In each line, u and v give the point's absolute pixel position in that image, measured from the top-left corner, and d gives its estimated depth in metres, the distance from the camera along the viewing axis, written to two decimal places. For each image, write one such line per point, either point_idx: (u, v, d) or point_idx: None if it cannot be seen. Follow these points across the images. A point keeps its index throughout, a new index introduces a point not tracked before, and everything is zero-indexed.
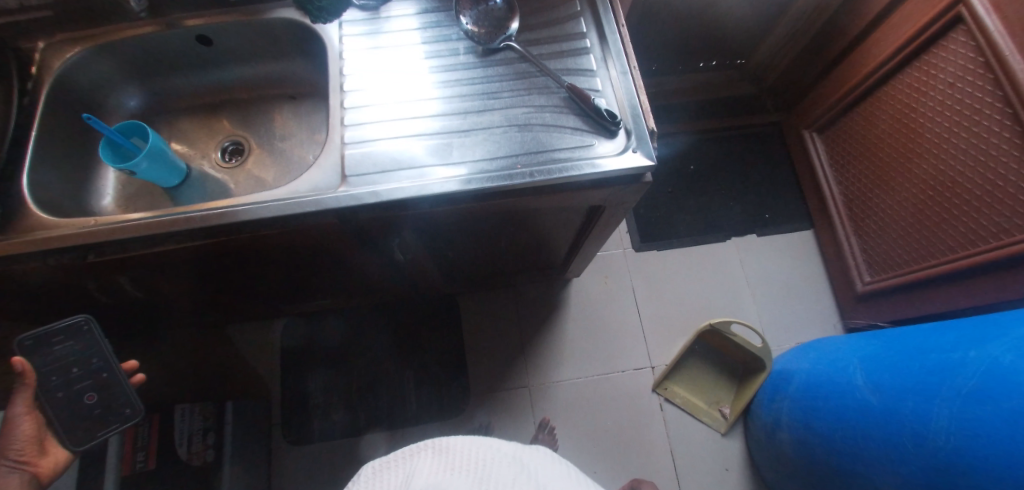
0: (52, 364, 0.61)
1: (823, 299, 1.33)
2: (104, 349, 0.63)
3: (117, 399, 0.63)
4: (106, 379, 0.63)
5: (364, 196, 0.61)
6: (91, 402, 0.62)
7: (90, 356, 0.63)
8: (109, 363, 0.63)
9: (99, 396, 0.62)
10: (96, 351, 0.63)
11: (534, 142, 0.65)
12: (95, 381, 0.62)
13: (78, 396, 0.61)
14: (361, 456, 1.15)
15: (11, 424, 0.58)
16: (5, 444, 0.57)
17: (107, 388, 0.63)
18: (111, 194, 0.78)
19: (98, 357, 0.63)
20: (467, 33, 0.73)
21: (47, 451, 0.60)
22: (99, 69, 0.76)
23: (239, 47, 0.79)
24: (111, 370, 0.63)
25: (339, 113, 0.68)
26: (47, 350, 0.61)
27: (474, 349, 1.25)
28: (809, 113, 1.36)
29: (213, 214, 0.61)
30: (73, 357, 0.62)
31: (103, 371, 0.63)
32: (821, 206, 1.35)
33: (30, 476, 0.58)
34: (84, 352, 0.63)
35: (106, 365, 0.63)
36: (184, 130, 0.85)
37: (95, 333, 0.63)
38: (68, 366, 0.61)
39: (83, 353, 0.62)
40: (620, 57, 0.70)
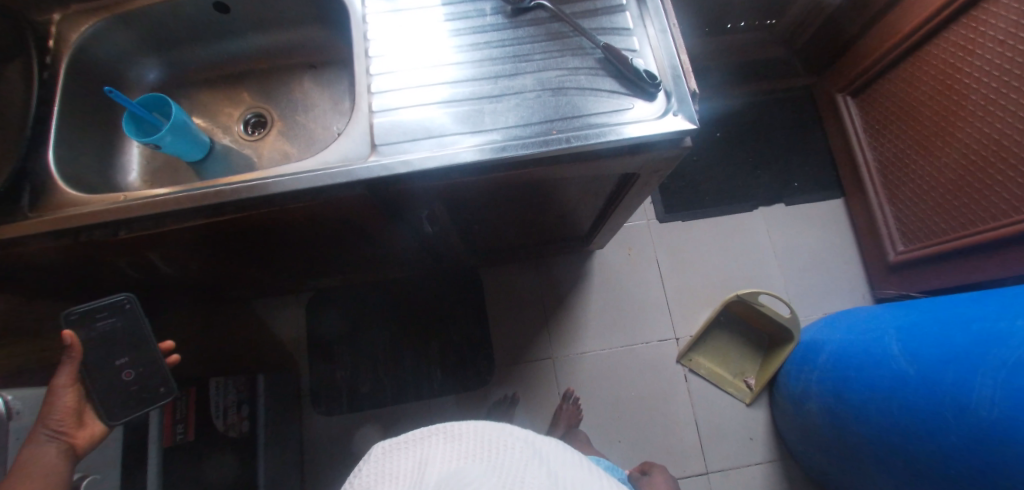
0: (97, 340, 0.62)
1: (853, 268, 1.30)
2: (145, 328, 0.64)
3: (152, 377, 0.64)
4: (145, 357, 0.64)
5: (395, 167, 0.59)
6: (128, 378, 0.63)
7: (132, 334, 0.64)
8: (148, 341, 0.64)
9: (137, 372, 0.63)
10: (137, 330, 0.64)
11: (569, 106, 0.62)
12: (134, 357, 0.64)
13: (117, 372, 0.62)
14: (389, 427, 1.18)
15: (54, 394, 0.57)
16: (48, 412, 0.56)
17: (144, 365, 0.64)
18: (136, 169, 0.77)
19: (139, 335, 0.64)
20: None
21: (84, 423, 0.60)
22: (115, 41, 0.74)
23: (255, 14, 0.76)
24: (149, 348, 0.64)
25: (365, 80, 0.66)
26: (91, 326, 0.63)
27: (497, 321, 1.26)
28: (843, 75, 1.30)
29: (243, 187, 0.60)
30: (116, 335, 0.63)
31: (141, 349, 0.64)
32: (852, 173, 1.30)
33: (69, 446, 0.56)
34: (127, 330, 0.64)
35: (146, 344, 0.64)
36: (204, 103, 0.83)
37: (136, 311, 0.64)
38: (111, 343, 0.63)
39: (126, 332, 0.64)
40: (659, 14, 0.66)
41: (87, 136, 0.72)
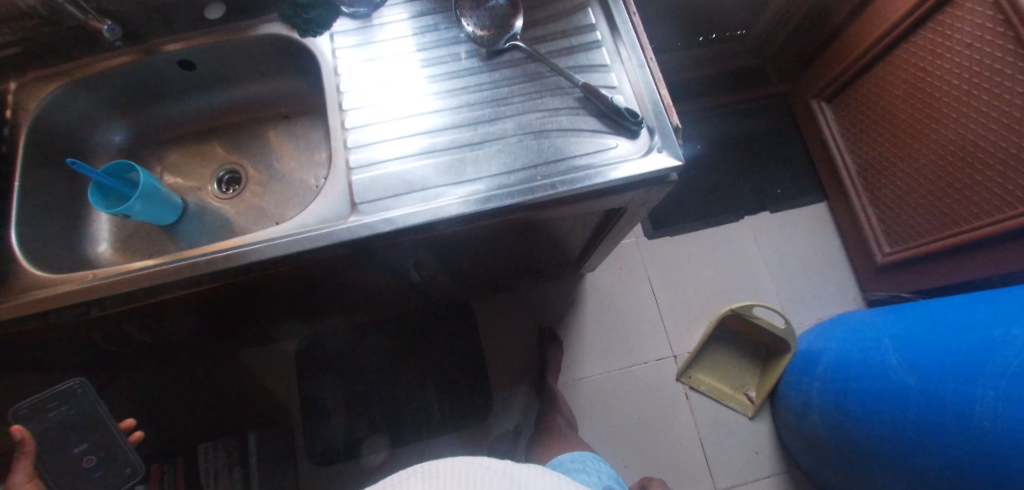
0: (48, 432, 0.58)
1: (842, 272, 1.30)
2: (99, 409, 0.61)
3: (115, 460, 0.60)
4: (104, 440, 0.60)
5: (377, 225, 0.58)
6: (88, 465, 0.59)
7: (88, 418, 0.60)
8: (105, 423, 0.61)
9: (98, 457, 0.60)
10: (92, 415, 0.61)
11: (552, 150, 0.61)
12: (92, 443, 0.60)
13: (77, 460, 0.59)
14: (393, 459, 1.15)
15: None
16: None
17: (104, 449, 0.60)
18: (106, 240, 0.74)
19: (96, 418, 0.61)
20: (470, 36, 0.67)
21: None
22: (77, 108, 0.71)
23: (222, 69, 0.74)
24: (107, 430, 0.61)
25: (340, 135, 0.64)
26: (42, 418, 0.59)
27: (493, 352, 1.24)
28: (817, 81, 1.31)
29: (218, 258, 0.58)
30: (70, 424, 0.60)
31: (97, 433, 0.60)
32: (833, 177, 1.31)
33: None
34: (81, 417, 0.60)
35: (103, 427, 0.61)
36: (175, 162, 0.80)
37: (90, 394, 0.61)
38: (63, 433, 0.59)
39: (79, 418, 0.60)
40: (635, 48, 0.65)
41: (51, 213, 0.68)
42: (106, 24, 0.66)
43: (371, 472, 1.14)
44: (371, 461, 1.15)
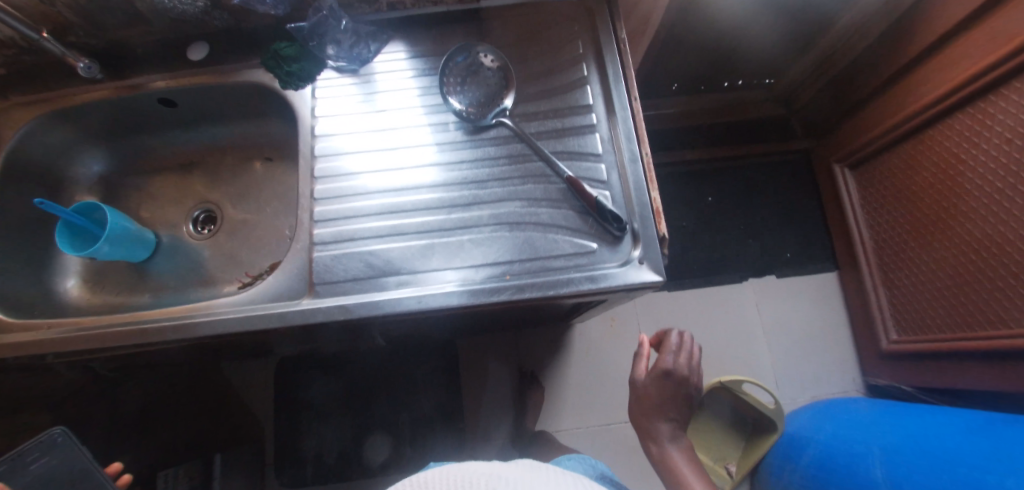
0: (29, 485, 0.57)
1: (843, 349, 1.24)
2: (82, 457, 0.59)
3: None
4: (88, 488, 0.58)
5: (334, 313, 0.55)
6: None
7: (72, 468, 0.58)
8: (90, 472, 0.59)
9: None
10: (74, 463, 0.59)
11: (526, 246, 0.57)
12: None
13: None
14: (397, 456, 1.15)
15: None
16: None
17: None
18: (74, 274, 0.72)
19: (80, 468, 0.58)
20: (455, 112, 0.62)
21: None
22: (50, 140, 0.69)
23: (203, 109, 0.71)
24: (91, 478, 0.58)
25: (308, 203, 0.60)
26: (23, 471, 0.57)
27: (473, 392, 1.21)
28: (842, 144, 1.22)
29: (170, 327, 0.56)
30: (52, 476, 0.57)
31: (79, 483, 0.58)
32: (848, 248, 1.23)
33: None
34: (63, 466, 0.58)
35: (87, 475, 0.59)
36: (151, 193, 0.77)
37: (73, 443, 0.59)
38: (50, 484, 0.57)
39: (62, 469, 0.58)
40: (631, 140, 0.60)
41: (19, 248, 0.67)
42: (83, 63, 0.62)
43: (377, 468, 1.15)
44: (376, 457, 1.15)
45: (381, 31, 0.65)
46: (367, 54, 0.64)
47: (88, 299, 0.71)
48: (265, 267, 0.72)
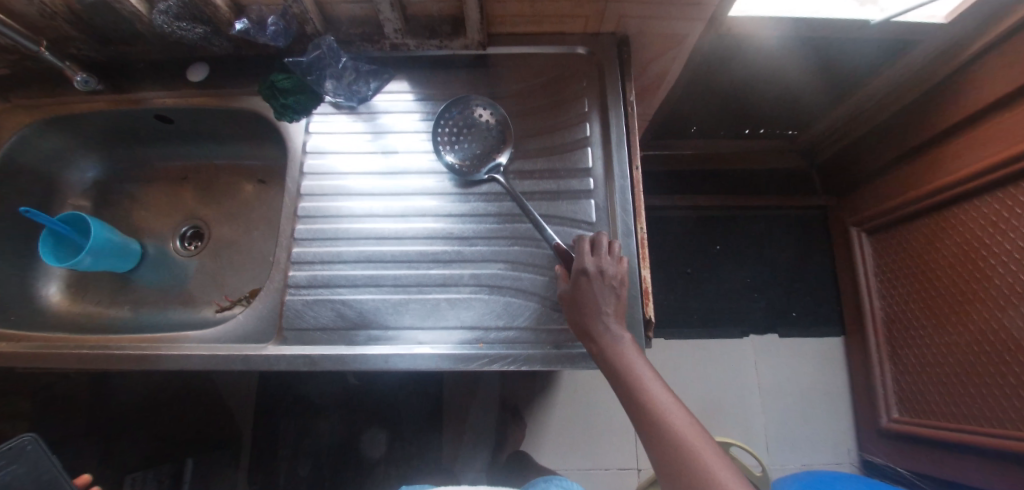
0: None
1: (842, 419, 1.19)
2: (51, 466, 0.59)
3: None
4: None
5: (298, 362, 0.53)
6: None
7: (38, 477, 0.58)
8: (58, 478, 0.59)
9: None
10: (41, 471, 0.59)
11: (504, 313, 0.55)
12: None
13: None
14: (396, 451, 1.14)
15: None
16: None
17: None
18: (56, 279, 0.71)
19: (46, 477, 0.58)
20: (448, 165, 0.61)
21: None
22: (45, 145, 0.69)
23: (199, 127, 0.70)
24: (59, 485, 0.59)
25: (287, 242, 0.59)
26: None
27: (456, 420, 1.16)
28: (860, 207, 1.17)
29: (133, 356, 0.55)
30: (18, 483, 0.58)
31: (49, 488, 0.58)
32: (856, 315, 1.18)
33: None
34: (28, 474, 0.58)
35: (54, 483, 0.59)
36: (144, 202, 0.76)
37: (41, 452, 0.59)
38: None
39: (28, 476, 0.58)
40: (626, 212, 0.57)
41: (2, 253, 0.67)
42: (80, 76, 0.62)
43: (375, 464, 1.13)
44: (373, 453, 1.14)
45: (384, 69, 0.64)
46: (366, 91, 0.64)
47: (66, 306, 0.71)
48: (245, 293, 0.71)
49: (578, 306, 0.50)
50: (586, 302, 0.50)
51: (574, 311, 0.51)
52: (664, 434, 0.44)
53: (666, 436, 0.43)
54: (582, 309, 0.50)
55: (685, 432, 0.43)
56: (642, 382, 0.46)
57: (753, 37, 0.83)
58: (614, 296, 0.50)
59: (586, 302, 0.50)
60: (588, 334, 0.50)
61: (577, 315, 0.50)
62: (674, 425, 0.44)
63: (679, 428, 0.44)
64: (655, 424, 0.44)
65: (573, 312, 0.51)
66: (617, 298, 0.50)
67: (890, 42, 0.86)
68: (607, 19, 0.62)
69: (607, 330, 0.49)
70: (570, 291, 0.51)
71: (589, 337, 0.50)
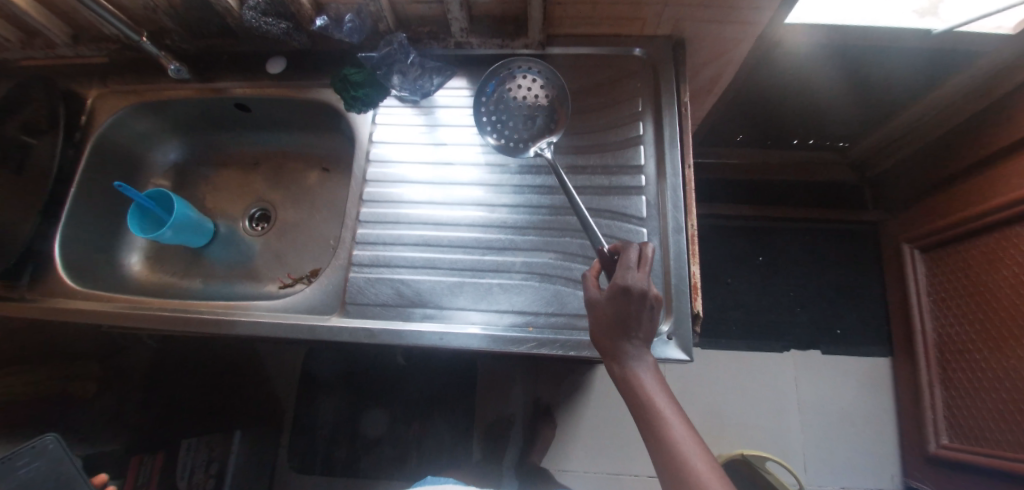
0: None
1: (886, 443, 1.14)
2: (70, 465, 0.61)
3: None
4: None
5: (358, 335, 0.57)
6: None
7: (58, 475, 0.60)
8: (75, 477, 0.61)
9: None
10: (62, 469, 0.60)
11: (554, 300, 0.57)
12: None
13: None
14: (394, 433, 1.18)
15: None
16: None
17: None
18: (138, 250, 0.78)
19: (65, 475, 0.60)
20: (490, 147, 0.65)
21: None
22: (136, 127, 0.76)
23: (273, 116, 0.76)
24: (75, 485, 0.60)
25: (352, 224, 0.63)
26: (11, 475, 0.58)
27: (491, 417, 1.17)
28: (913, 223, 1.13)
29: (209, 320, 0.60)
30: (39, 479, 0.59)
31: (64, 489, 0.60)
32: (906, 335, 1.14)
33: None
34: (50, 472, 0.60)
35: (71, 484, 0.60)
36: (216, 184, 0.82)
37: (62, 450, 0.61)
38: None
39: (47, 475, 0.60)
40: (678, 209, 0.59)
41: (94, 223, 0.74)
42: (173, 65, 0.68)
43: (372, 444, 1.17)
44: (371, 431, 1.18)
45: (447, 66, 0.68)
46: (430, 87, 0.68)
47: (145, 276, 0.77)
48: (307, 271, 0.76)
49: (609, 322, 0.48)
50: (619, 319, 0.47)
51: (602, 326, 0.48)
52: (675, 461, 0.43)
53: (677, 462, 0.43)
54: (613, 325, 0.48)
55: (698, 462, 0.43)
56: (661, 405, 0.46)
57: (807, 47, 0.82)
58: (650, 319, 0.48)
59: (621, 320, 0.47)
60: (612, 349, 0.48)
61: (604, 329, 0.48)
62: (686, 455, 0.43)
63: (692, 459, 0.43)
64: (668, 449, 0.44)
65: (601, 327, 0.48)
66: (652, 321, 0.48)
67: (951, 53, 0.84)
68: (664, 22, 0.63)
69: (633, 349, 0.48)
70: (603, 305, 0.48)
71: (612, 357, 0.48)
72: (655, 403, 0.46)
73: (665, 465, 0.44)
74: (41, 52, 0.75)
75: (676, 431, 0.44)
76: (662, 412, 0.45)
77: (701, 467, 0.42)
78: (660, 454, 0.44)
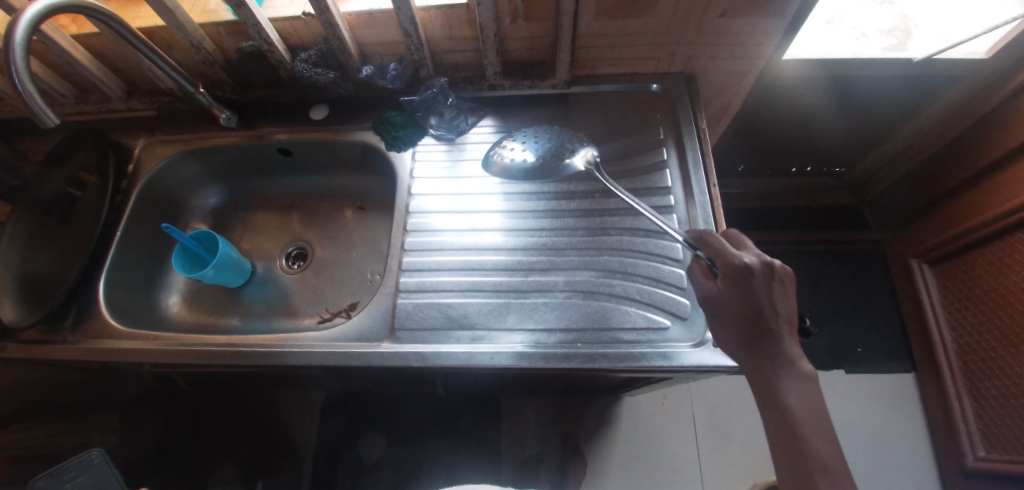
0: None
1: (922, 462, 1.12)
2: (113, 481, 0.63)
3: None
4: None
5: (410, 358, 0.58)
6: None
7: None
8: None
9: None
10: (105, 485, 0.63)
11: (600, 316, 0.59)
12: None
13: None
14: (391, 456, 1.11)
15: None
16: None
17: None
18: (177, 291, 0.80)
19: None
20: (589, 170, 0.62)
21: None
22: (181, 174, 0.80)
23: (313, 159, 0.80)
24: None
25: (397, 254, 0.66)
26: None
27: (521, 458, 1.10)
28: (916, 239, 1.17)
29: (259, 352, 0.61)
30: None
31: None
32: (926, 350, 1.15)
33: None
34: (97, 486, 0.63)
35: None
36: (253, 226, 0.85)
37: (106, 465, 0.64)
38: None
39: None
40: (709, 224, 0.62)
41: (139, 266, 0.76)
42: (225, 114, 0.75)
43: (370, 466, 1.10)
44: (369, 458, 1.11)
45: (480, 107, 0.74)
46: (465, 125, 0.73)
47: (185, 317, 0.78)
48: (345, 305, 0.77)
49: (741, 317, 0.46)
50: (757, 315, 0.46)
51: (732, 320, 0.47)
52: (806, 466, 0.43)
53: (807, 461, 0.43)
54: (749, 321, 0.46)
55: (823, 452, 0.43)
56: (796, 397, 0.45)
57: (799, 79, 0.90)
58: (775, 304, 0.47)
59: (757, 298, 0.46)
60: (745, 343, 0.46)
61: (735, 322, 0.47)
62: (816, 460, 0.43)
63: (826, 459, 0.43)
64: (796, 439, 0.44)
65: (731, 320, 0.47)
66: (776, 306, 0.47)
67: (933, 79, 0.92)
68: (677, 60, 0.70)
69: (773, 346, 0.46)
70: (734, 293, 0.47)
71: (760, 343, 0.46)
72: (782, 400, 0.45)
73: (785, 448, 0.44)
74: (94, 107, 0.80)
75: (808, 435, 0.44)
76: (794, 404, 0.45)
77: (827, 459, 0.43)
78: (783, 442, 0.45)
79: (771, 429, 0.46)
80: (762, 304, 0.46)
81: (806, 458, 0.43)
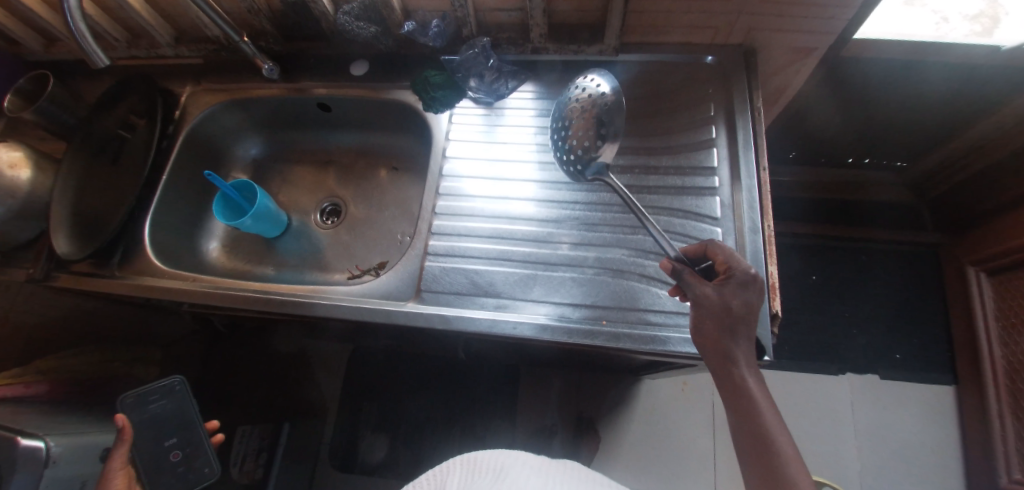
0: (147, 423, 0.62)
1: (951, 476, 1.08)
2: (193, 409, 0.64)
3: (197, 458, 0.63)
4: (192, 437, 0.63)
5: (434, 320, 0.59)
6: (174, 459, 0.61)
7: (182, 416, 0.64)
8: (196, 422, 0.64)
9: (184, 451, 0.62)
10: (185, 411, 0.64)
11: (627, 295, 0.58)
12: (181, 437, 0.63)
13: (165, 453, 0.61)
14: (397, 434, 1.13)
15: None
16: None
17: (191, 445, 0.63)
18: (216, 237, 0.83)
19: (188, 417, 0.64)
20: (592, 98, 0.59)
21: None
22: (224, 123, 0.82)
23: (350, 116, 0.80)
24: (196, 427, 0.64)
25: (428, 216, 0.66)
26: (142, 410, 0.62)
27: (535, 427, 1.11)
28: (977, 245, 1.09)
29: (289, 302, 0.63)
30: (168, 417, 0.63)
31: (186, 430, 0.63)
32: (972, 362, 1.08)
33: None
34: (177, 411, 0.64)
35: (192, 425, 0.64)
36: (290, 179, 0.87)
37: (186, 392, 0.65)
38: (157, 426, 0.62)
39: (173, 414, 0.63)
40: (754, 209, 0.59)
41: (182, 210, 0.79)
42: (268, 65, 0.74)
43: (372, 451, 1.13)
44: (371, 459, 1.12)
45: (521, 71, 0.71)
46: (504, 90, 0.71)
47: (223, 262, 0.82)
48: (374, 264, 0.78)
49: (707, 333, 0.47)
50: (730, 333, 0.46)
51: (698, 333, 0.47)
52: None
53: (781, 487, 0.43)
54: (722, 336, 0.46)
55: (798, 472, 0.43)
56: (767, 417, 0.45)
57: (865, 61, 0.83)
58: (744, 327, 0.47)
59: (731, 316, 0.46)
60: (717, 359, 0.46)
61: (704, 339, 0.47)
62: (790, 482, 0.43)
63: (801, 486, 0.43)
64: (770, 460, 0.44)
65: (704, 337, 0.47)
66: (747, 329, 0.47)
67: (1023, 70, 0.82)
68: (736, 31, 0.65)
69: (744, 365, 0.46)
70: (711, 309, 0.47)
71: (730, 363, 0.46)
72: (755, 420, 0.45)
73: (760, 470, 0.44)
74: (145, 52, 0.81)
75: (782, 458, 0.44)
76: (767, 423, 0.45)
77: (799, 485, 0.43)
78: (756, 463, 0.45)
79: (745, 453, 0.45)
80: (735, 322, 0.46)
81: (780, 477, 0.43)
